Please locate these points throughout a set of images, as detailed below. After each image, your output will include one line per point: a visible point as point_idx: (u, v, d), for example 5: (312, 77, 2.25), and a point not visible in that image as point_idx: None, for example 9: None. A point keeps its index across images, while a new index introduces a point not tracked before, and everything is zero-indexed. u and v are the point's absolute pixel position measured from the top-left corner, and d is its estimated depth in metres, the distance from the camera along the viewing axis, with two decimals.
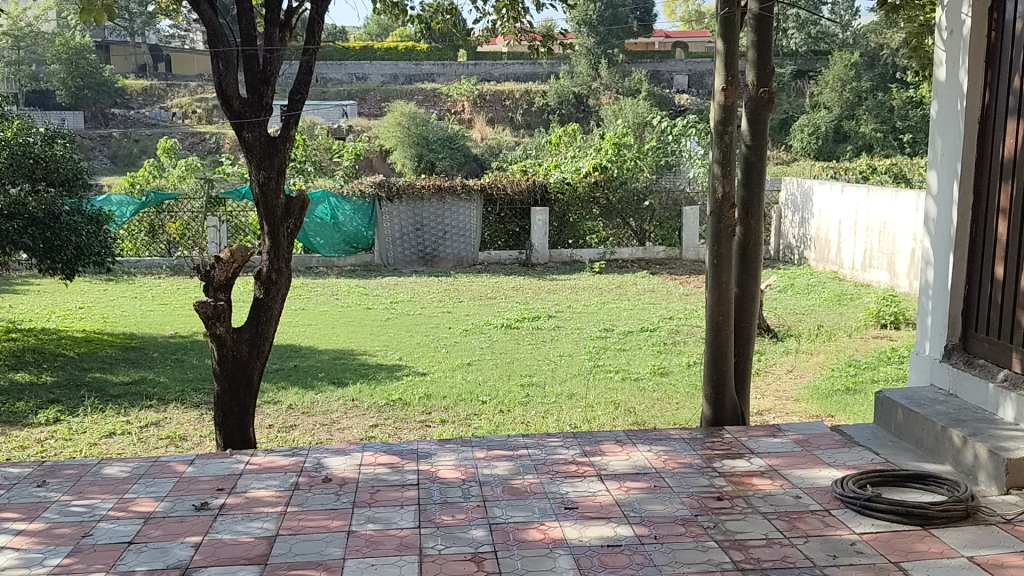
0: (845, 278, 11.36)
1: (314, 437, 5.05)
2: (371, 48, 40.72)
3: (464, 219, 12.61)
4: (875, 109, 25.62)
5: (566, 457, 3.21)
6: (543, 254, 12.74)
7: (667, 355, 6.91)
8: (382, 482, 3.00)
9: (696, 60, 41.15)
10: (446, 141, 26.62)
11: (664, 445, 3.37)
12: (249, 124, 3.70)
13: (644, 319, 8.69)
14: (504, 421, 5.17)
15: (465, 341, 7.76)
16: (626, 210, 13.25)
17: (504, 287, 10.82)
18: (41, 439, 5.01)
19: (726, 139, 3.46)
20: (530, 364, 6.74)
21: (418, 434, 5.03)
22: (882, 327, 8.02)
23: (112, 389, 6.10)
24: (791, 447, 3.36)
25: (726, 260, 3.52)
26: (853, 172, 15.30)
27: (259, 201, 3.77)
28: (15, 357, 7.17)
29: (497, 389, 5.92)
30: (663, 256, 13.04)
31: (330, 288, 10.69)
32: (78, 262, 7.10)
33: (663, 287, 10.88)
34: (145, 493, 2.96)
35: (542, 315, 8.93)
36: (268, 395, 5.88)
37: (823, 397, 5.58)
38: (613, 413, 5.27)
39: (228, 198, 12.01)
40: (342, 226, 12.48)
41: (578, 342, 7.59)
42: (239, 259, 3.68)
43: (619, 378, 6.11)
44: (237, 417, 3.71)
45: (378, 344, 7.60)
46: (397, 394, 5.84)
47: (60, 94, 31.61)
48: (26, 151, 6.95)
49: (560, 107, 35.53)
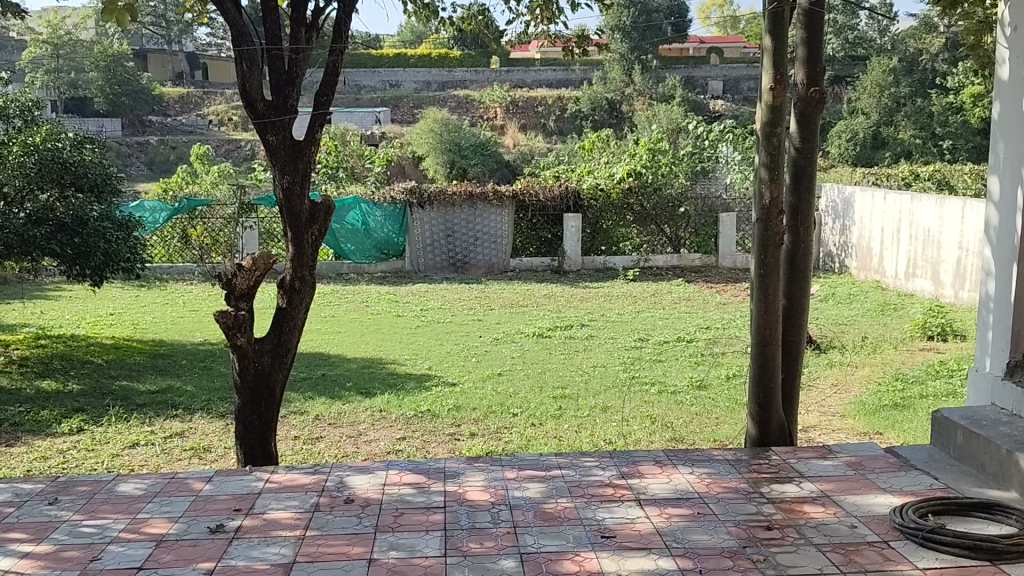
0: (889, 287, 11.02)
1: (340, 450, 4.91)
2: (405, 56, 40.88)
3: (495, 225, 12.44)
4: (914, 115, 25.09)
5: (602, 479, 3.02)
6: (575, 262, 12.55)
7: (704, 367, 6.70)
8: (406, 504, 2.83)
9: (731, 65, 40.73)
10: (478, 148, 26.51)
11: (706, 467, 3.17)
12: (273, 126, 3.55)
13: (680, 329, 8.46)
14: (536, 434, 4.98)
15: (496, 350, 7.58)
16: (661, 217, 13.04)
17: (536, 295, 10.63)
18: (63, 450, 4.92)
19: (775, 142, 3.26)
20: (563, 374, 6.55)
21: (448, 449, 4.86)
22: (928, 339, 7.72)
23: (137, 398, 6.02)
24: (843, 470, 3.16)
25: (774, 270, 3.32)
26: (895, 179, 14.93)
27: (284, 207, 3.62)
28: (43, 364, 7.11)
29: (529, 401, 5.73)
30: (698, 264, 12.80)
31: (360, 295, 10.58)
32: (106, 268, 7.04)
33: (698, 295, 10.64)
34: (158, 512, 2.82)
35: (575, 324, 8.74)
36: (295, 406, 5.75)
37: (870, 413, 5.33)
38: (650, 428, 5.07)
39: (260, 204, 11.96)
40: (373, 233, 12.41)
41: (612, 352, 7.38)
42: (262, 267, 3.51)
43: (655, 392, 5.90)
44: (258, 431, 3.56)
45: (408, 353, 7.46)
46: (426, 405, 5.68)
47: (98, 101, 32.02)
48: (55, 157, 6.90)
49: (593, 113, 35.32)
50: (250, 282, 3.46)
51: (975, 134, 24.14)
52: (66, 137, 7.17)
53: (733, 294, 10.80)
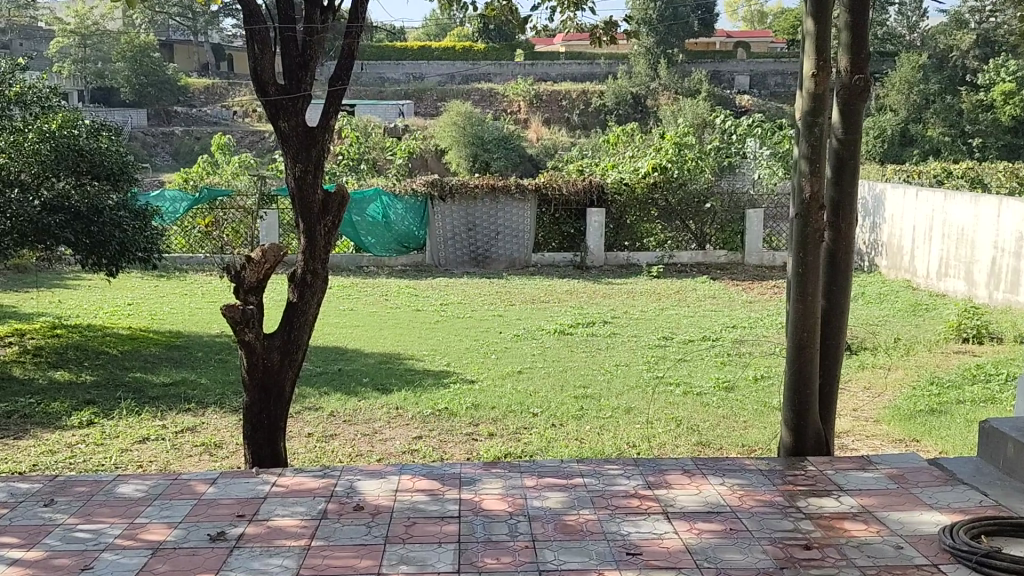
0: (919, 286, 10.74)
1: (354, 449, 4.76)
2: (429, 48, 40.79)
3: (517, 219, 12.28)
4: (943, 113, 24.64)
5: (627, 489, 2.84)
6: (598, 257, 12.39)
7: (730, 368, 6.49)
8: (419, 513, 2.67)
9: (757, 60, 40.30)
10: (501, 141, 26.34)
11: (738, 478, 2.98)
12: (286, 113, 3.39)
13: (705, 327, 8.24)
14: (557, 436, 4.80)
15: (517, 347, 7.41)
16: (686, 213, 12.78)
17: (557, 291, 10.45)
18: (72, 443, 4.80)
19: (816, 132, 3.07)
20: (584, 373, 6.37)
21: (465, 450, 4.69)
22: (963, 342, 7.46)
23: (150, 391, 5.90)
24: (885, 484, 2.96)
25: (814, 269, 3.12)
26: (927, 176, 14.62)
27: (295, 197, 3.46)
28: (57, 354, 7.02)
29: (550, 401, 5.55)
30: (724, 261, 12.56)
31: (379, 289, 10.45)
32: (121, 258, 6.94)
33: (724, 293, 10.42)
34: (158, 517, 2.67)
35: (597, 321, 8.55)
36: (309, 402, 5.61)
37: (905, 419, 5.11)
38: (675, 431, 4.87)
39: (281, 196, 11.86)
40: (393, 226, 12.27)
41: (635, 351, 7.18)
42: (272, 260, 3.34)
43: (681, 393, 5.70)
44: (267, 431, 3.41)
45: (426, 348, 7.30)
46: (443, 403, 5.52)
47: (125, 92, 32.15)
48: (71, 144, 6.80)
49: (617, 108, 35.05)
50: (260, 275, 3.30)
51: (1005, 133, 23.69)
52: (83, 124, 7.07)
53: (760, 292, 10.55)
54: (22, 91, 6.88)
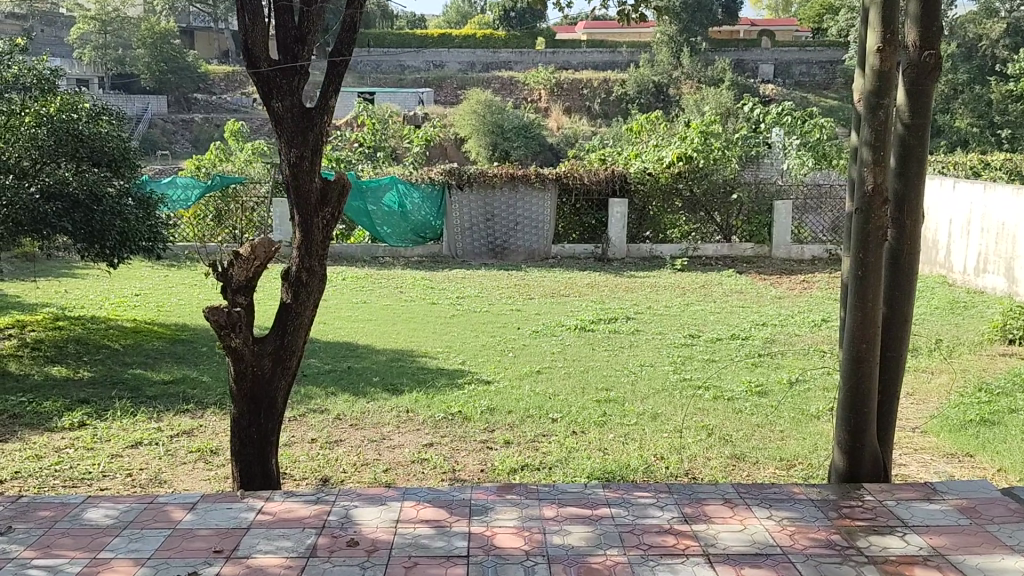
0: (956, 283, 10.27)
1: (359, 457, 4.42)
2: (449, 36, 40.44)
3: (537, 209, 11.94)
4: (972, 103, 23.77)
5: (660, 524, 2.49)
6: (620, 249, 11.99)
7: (763, 370, 6.10)
8: (422, 551, 2.33)
9: (782, 49, 39.65)
10: (521, 130, 25.97)
11: (789, 510, 2.62)
12: (279, 92, 3.06)
13: (734, 325, 7.85)
14: (577, 445, 4.44)
15: (535, 344, 7.06)
16: (711, 204, 12.37)
17: (578, 284, 10.08)
18: (60, 448, 4.48)
19: (880, 115, 2.69)
20: (607, 374, 6.00)
21: (479, 459, 4.34)
22: (1009, 344, 7.02)
23: (148, 389, 5.58)
24: (956, 519, 2.60)
25: (875, 272, 2.76)
26: (963, 167, 14.10)
27: (290, 187, 3.11)
28: (56, 348, 6.73)
29: (569, 405, 5.20)
30: (751, 254, 12.12)
31: (394, 281, 10.11)
32: (122, 248, 6.64)
33: (751, 288, 10.01)
34: (125, 551, 2.34)
35: (620, 317, 8.17)
36: (315, 403, 5.28)
37: (955, 430, 4.70)
38: (706, 441, 4.50)
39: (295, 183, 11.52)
40: (410, 216, 11.93)
41: (660, 350, 6.80)
42: (263, 256, 3.00)
43: (710, 398, 5.33)
44: (257, 446, 3.09)
45: (440, 345, 6.97)
46: (457, 406, 5.17)
47: (145, 78, 32.03)
48: (69, 128, 6.47)
49: (639, 96, 34.56)
50: (249, 273, 2.96)
51: None
52: (82, 108, 6.74)
53: (790, 287, 10.14)
54: (18, 72, 6.64)
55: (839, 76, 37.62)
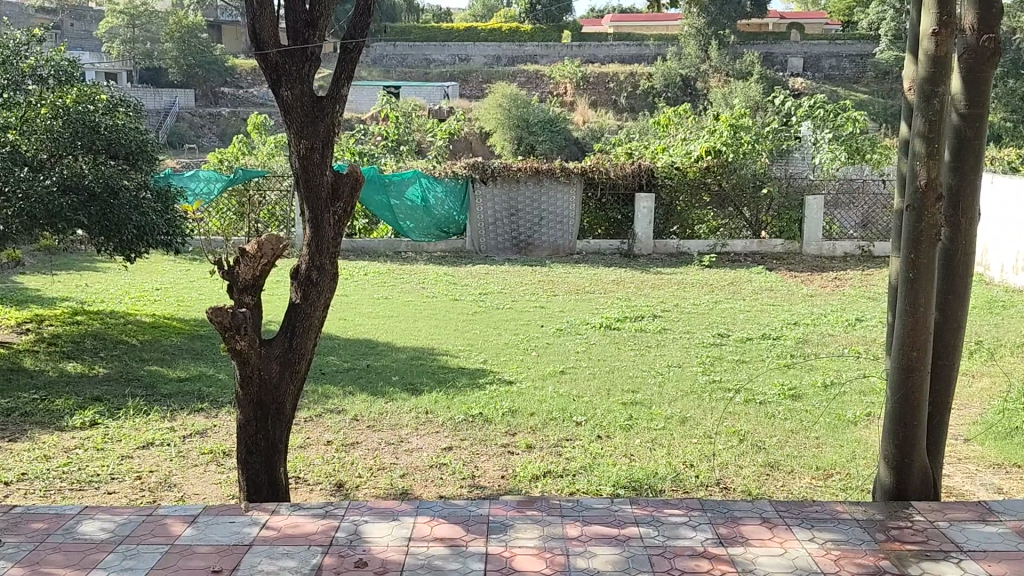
0: (994, 281, 9.91)
1: (375, 460, 4.27)
2: (475, 30, 40.32)
3: (562, 204, 11.77)
4: (1005, 97, 23.28)
5: (694, 546, 2.30)
6: (647, 245, 11.78)
7: (796, 372, 5.87)
8: (435, 572, 2.16)
9: (812, 42, 39.12)
10: (547, 124, 25.80)
11: (831, 533, 2.43)
12: (288, 79, 2.91)
13: (764, 324, 7.62)
14: (602, 451, 4.26)
15: (559, 343, 6.87)
16: (740, 199, 12.08)
17: (604, 281, 9.87)
18: (70, 448, 4.36)
19: (935, 104, 2.48)
20: (634, 375, 5.80)
21: (499, 465, 4.17)
22: None
23: (163, 387, 5.46)
24: (1015, 544, 2.39)
25: (927, 275, 2.56)
26: (1001, 162, 13.70)
27: (300, 180, 2.95)
28: (73, 343, 6.65)
29: (594, 408, 5.02)
30: (781, 251, 11.81)
31: (417, 276, 9.97)
32: (139, 242, 6.53)
33: (782, 285, 9.75)
34: (117, 570, 2.19)
35: (646, 315, 7.96)
36: (332, 403, 5.13)
37: (1003, 438, 4.44)
38: (738, 448, 4.30)
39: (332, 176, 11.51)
40: (433, 210, 11.74)
41: (688, 349, 6.59)
42: (270, 254, 2.84)
43: (741, 402, 5.12)
44: (264, 454, 2.92)
45: (462, 343, 6.80)
46: (478, 408, 5.00)
47: (173, 72, 32.20)
48: (85, 120, 6.32)
49: (666, 90, 34.20)
50: (255, 273, 2.81)
51: None
52: (99, 99, 6.59)
53: (821, 285, 9.86)
54: (37, 64, 6.55)
55: (870, 69, 36.99)
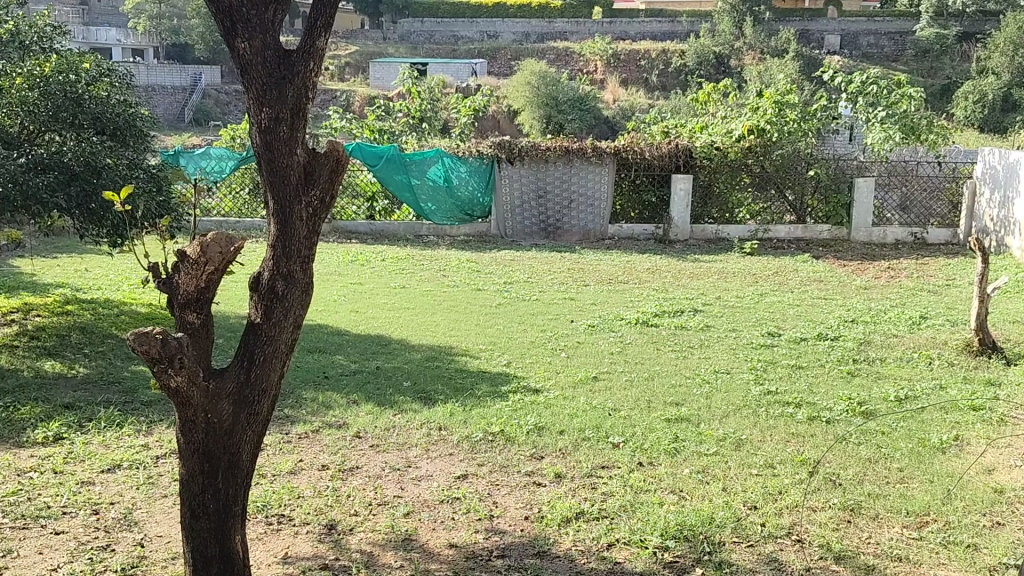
0: None
1: (375, 491, 3.61)
2: (504, 6, 39.55)
3: (593, 185, 11.07)
4: None
5: None
6: (683, 231, 11.05)
7: (863, 382, 5.13)
8: None
9: (850, 18, 37.93)
10: (576, 102, 25.10)
11: None
12: (245, 28, 2.33)
13: (818, 321, 6.86)
14: (646, 485, 3.58)
15: (591, 341, 6.19)
16: (783, 181, 11.26)
17: (638, 269, 9.15)
18: (24, 470, 3.75)
19: None
20: (676, 383, 5.10)
21: (522, 501, 3.49)
22: None
23: (145, 392, 4.84)
24: None
25: None
26: None
27: (263, 162, 2.38)
28: (58, 337, 6.05)
29: (634, 425, 4.33)
30: (828, 237, 11.11)
31: (437, 262, 9.32)
32: (128, 227, 5.86)
33: (831, 276, 8.98)
34: None
35: (686, 309, 7.24)
36: (332, 415, 4.49)
37: None
38: (807, 483, 3.60)
39: (358, 154, 10.89)
40: (456, 192, 11.08)
41: (736, 352, 5.88)
42: (216, 260, 2.24)
43: (803, 420, 4.41)
44: (214, 518, 2.38)
45: (482, 341, 6.13)
46: (499, 424, 4.33)
47: (200, 49, 31.73)
48: (66, 91, 5.64)
49: (698, 68, 33.23)
50: (198, 284, 2.22)
51: None
52: (84, 68, 5.92)
53: (874, 276, 9.09)
54: (17, 30, 5.95)
55: (910, 47, 35.77)
